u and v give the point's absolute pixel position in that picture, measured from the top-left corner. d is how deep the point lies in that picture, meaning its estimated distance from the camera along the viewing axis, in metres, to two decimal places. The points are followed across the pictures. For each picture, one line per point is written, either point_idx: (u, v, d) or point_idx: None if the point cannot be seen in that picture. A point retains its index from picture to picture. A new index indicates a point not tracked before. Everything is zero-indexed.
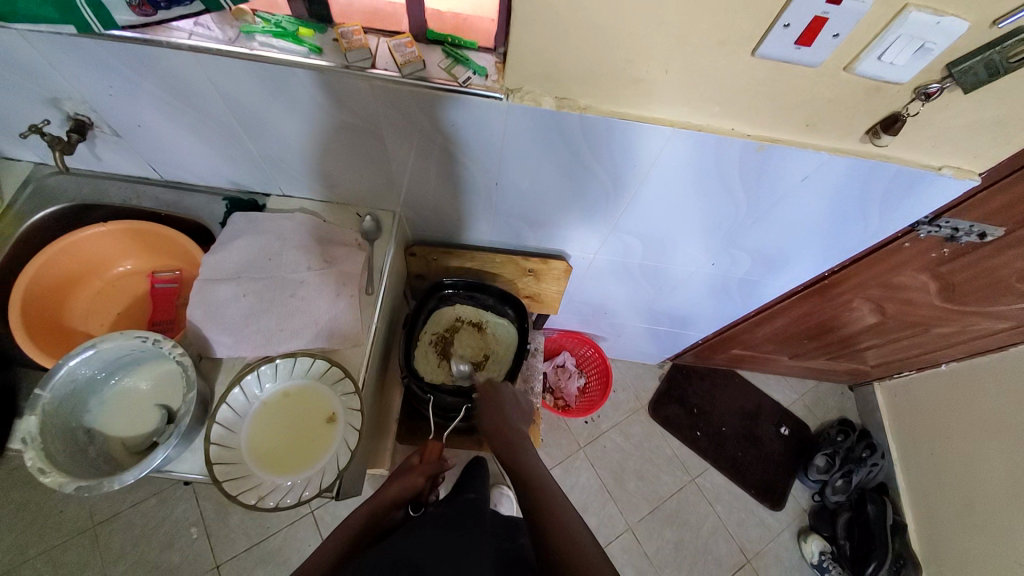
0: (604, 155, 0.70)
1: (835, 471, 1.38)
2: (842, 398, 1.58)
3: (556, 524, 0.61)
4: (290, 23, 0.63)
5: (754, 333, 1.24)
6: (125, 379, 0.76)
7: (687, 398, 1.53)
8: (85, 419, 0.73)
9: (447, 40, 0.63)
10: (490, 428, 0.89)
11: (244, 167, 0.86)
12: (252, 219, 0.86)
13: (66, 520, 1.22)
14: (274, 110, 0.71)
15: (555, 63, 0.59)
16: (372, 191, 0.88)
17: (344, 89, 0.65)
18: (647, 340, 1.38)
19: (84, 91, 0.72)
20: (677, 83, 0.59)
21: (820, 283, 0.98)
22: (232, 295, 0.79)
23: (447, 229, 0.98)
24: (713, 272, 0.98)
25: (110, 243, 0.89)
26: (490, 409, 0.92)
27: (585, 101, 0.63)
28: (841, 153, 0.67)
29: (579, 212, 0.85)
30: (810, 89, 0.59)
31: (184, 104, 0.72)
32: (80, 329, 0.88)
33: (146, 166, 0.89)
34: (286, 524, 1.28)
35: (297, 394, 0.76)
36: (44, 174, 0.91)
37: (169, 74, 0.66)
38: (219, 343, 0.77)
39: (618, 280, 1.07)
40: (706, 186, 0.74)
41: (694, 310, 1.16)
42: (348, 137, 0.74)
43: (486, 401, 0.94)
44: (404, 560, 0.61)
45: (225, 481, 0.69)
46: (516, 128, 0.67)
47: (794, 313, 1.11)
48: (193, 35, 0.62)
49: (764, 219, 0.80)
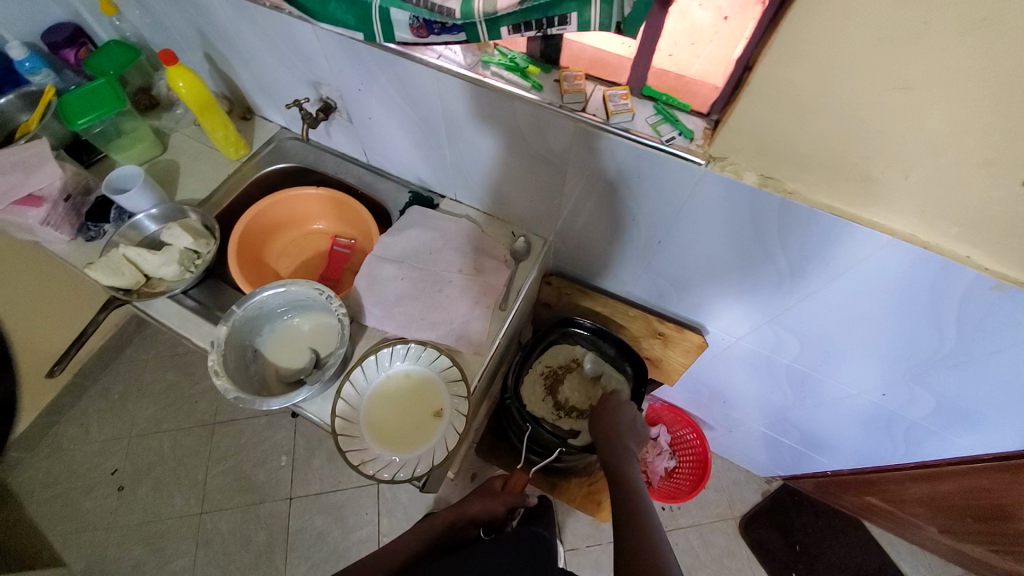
0: (793, 243, 0.65)
1: None
2: None
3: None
4: (523, 60, 0.69)
5: (905, 489, 1.03)
6: (295, 319, 0.88)
7: (792, 529, 1.32)
8: (257, 341, 0.86)
9: (661, 98, 0.64)
10: (598, 437, 0.90)
11: (433, 168, 0.96)
12: (425, 214, 0.96)
13: (199, 409, 1.45)
14: (479, 128, 0.78)
15: (769, 140, 0.56)
16: (534, 216, 0.92)
17: (549, 123, 0.70)
18: (762, 446, 1.23)
19: (340, 81, 0.87)
20: (910, 193, 0.53)
21: (1021, 466, 0.78)
22: (393, 275, 0.88)
23: (590, 269, 0.98)
24: (879, 403, 0.84)
25: (315, 204, 1.06)
26: (606, 418, 0.92)
27: (792, 185, 0.59)
28: None
29: (738, 293, 0.79)
30: None
31: (409, 107, 0.83)
32: (272, 266, 1.05)
33: (359, 149, 1.05)
34: (355, 486, 1.36)
35: (418, 379, 0.82)
36: (284, 136, 1.13)
37: (409, 81, 0.77)
38: (371, 314, 0.86)
39: (754, 373, 0.97)
40: (909, 308, 0.64)
41: (834, 435, 1.00)
42: (533, 164, 0.79)
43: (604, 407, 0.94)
44: None
45: (342, 435, 0.76)
46: (705, 194, 0.66)
47: (967, 483, 0.89)
48: (441, 56, 0.71)
49: (970, 364, 0.67)
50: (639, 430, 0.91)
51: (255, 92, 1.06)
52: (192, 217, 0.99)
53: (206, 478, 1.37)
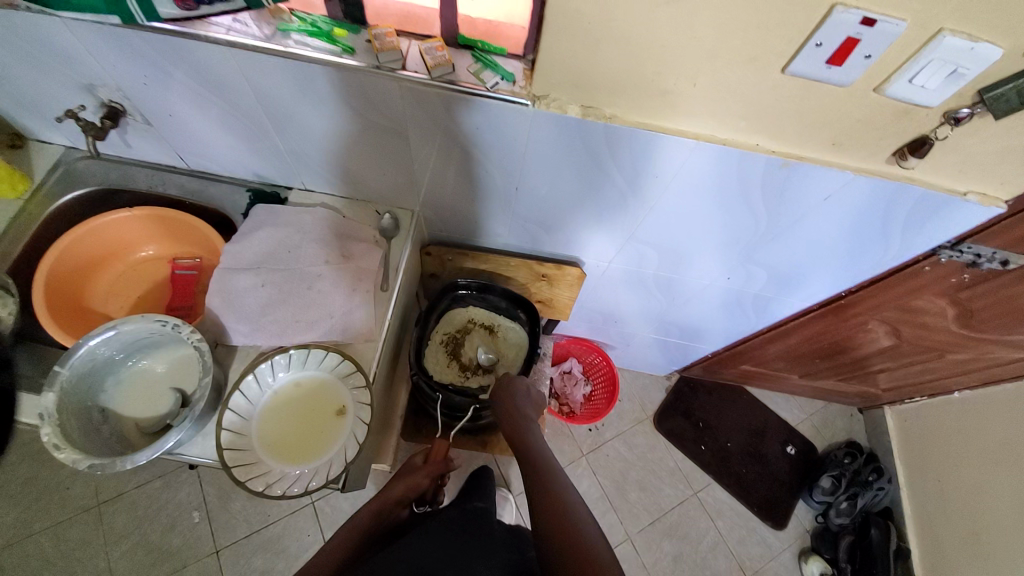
0: (626, 163, 0.70)
1: (841, 493, 1.36)
2: (851, 420, 1.56)
3: (567, 529, 0.61)
4: (325, 23, 0.64)
5: (766, 350, 1.23)
6: (143, 362, 0.77)
7: (694, 411, 1.52)
8: (101, 398, 0.74)
9: (476, 45, 0.64)
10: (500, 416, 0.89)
11: (267, 158, 0.87)
12: (273, 211, 0.88)
13: (71, 497, 1.23)
14: (301, 104, 0.72)
15: (580, 69, 0.59)
16: (391, 189, 0.89)
17: (373, 88, 0.66)
18: (656, 351, 1.38)
19: (118, 78, 0.73)
20: (706, 97, 0.59)
21: (836, 303, 0.97)
22: (252, 285, 0.80)
23: (463, 231, 0.98)
24: (728, 286, 0.98)
25: (134, 227, 0.91)
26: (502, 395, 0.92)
27: (610, 110, 0.64)
28: (866, 173, 0.66)
29: (598, 221, 0.85)
30: (838, 108, 0.58)
31: (214, 95, 0.73)
32: (100, 310, 0.90)
33: (173, 155, 0.91)
34: (286, 514, 1.28)
35: (309, 385, 0.77)
36: (74, 157, 0.93)
37: (201, 65, 0.68)
38: (236, 332, 0.78)
39: (630, 289, 1.07)
40: (728, 200, 0.74)
41: (705, 323, 1.16)
42: (372, 134, 0.75)
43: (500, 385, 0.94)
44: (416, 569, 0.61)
45: (235, 467, 0.70)
46: (541, 133, 0.68)
47: (808, 331, 1.09)
48: (230, 30, 0.63)
49: (782, 235, 0.80)
50: (535, 395, 0.94)
51: (19, 111, 0.86)
52: None
53: (109, 565, 1.19)
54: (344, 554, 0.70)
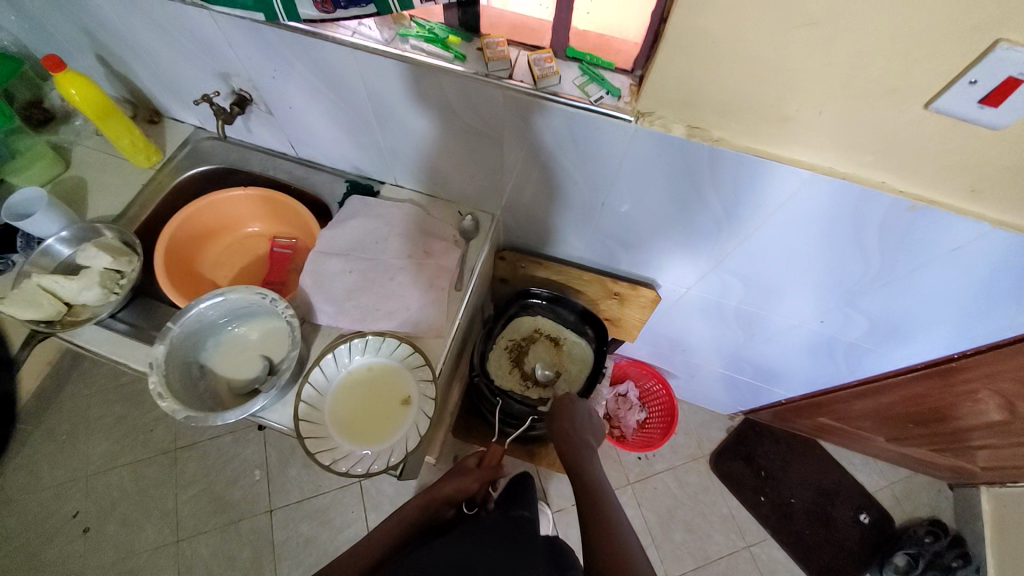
0: (726, 188, 0.67)
1: (915, 575, 1.23)
2: (940, 497, 1.38)
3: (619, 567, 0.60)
4: (441, 30, 0.67)
5: (850, 405, 1.12)
6: (240, 328, 0.85)
7: (755, 458, 1.42)
8: (201, 356, 0.81)
9: (586, 58, 0.64)
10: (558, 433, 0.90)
11: (367, 153, 0.92)
12: (366, 202, 0.93)
13: (155, 438, 1.37)
14: (407, 105, 0.75)
15: (692, 89, 0.57)
16: (477, 192, 0.91)
17: (478, 95, 0.68)
18: (721, 387, 1.30)
19: (252, 71, 0.82)
20: (826, 126, 0.56)
21: (944, 366, 0.87)
22: (340, 269, 0.85)
23: (540, 240, 0.99)
24: (818, 330, 0.90)
25: (244, 205, 1.00)
26: (562, 411, 0.93)
27: (717, 132, 0.61)
28: (1008, 226, 0.59)
29: (682, 245, 0.82)
30: (985, 151, 0.52)
31: (332, 92, 0.79)
32: (209, 276, 0.99)
33: (285, 142, 0.99)
34: (336, 487, 1.34)
35: (380, 371, 0.81)
36: (200, 137, 1.05)
37: (326, 63, 0.73)
38: (322, 312, 0.83)
39: (705, 319, 1.02)
40: (834, 237, 0.69)
41: (783, 366, 1.08)
42: (469, 137, 0.77)
43: (559, 408, 0.93)
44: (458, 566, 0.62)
45: (308, 438, 0.74)
46: (639, 151, 0.67)
47: (904, 391, 0.98)
48: (355, 33, 0.68)
49: (891, 283, 0.73)
50: (594, 425, 0.92)
51: (160, 92, 0.98)
52: (108, 235, 0.92)
53: (175, 507, 1.31)
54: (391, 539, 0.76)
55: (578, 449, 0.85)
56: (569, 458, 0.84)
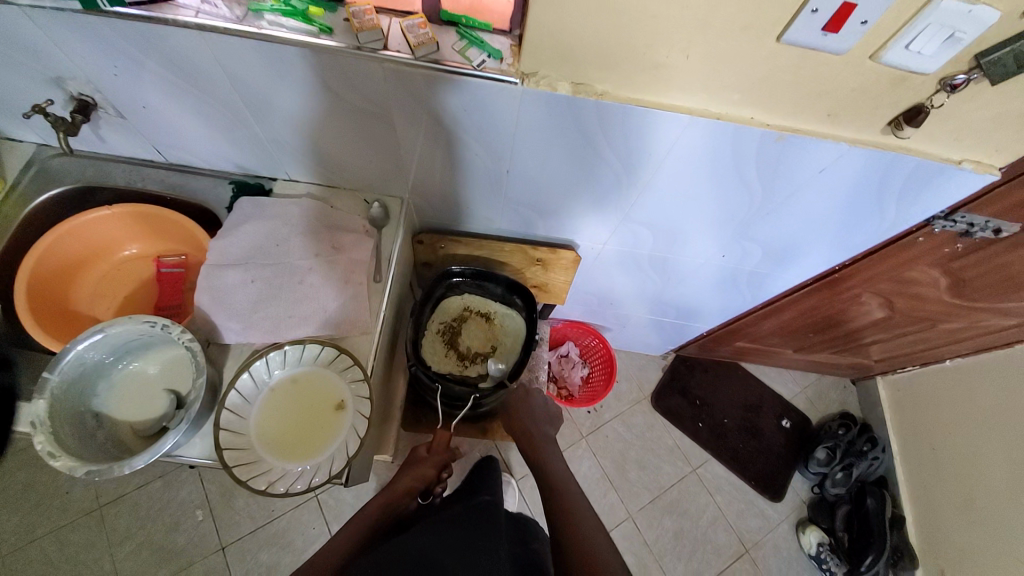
0: (619, 141, 0.69)
1: (836, 464, 1.38)
2: (844, 391, 1.59)
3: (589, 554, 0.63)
4: (300, 2, 0.61)
5: (761, 326, 1.23)
6: (134, 364, 0.76)
7: (689, 389, 1.53)
8: (94, 402, 0.73)
9: (462, 21, 0.61)
10: (520, 434, 0.96)
11: (248, 149, 0.84)
12: (258, 203, 0.85)
13: (71, 501, 1.22)
14: (280, 90, 0.69)
15: (570, 43, 0.57)
16: (379, 177, 0.86)
17: (355, 71, 0.63)
18: (652, 331, 1.38)
19: (87, 70, 0.70)
20: (698, 68, 0.58)
21: (830, 278, 0.97)
22: (240, 280, 0.79)
23: (454, 217, 0.97)
24: (724, 264, 0.97)
25: (116, 226, 0.88)
26: (520, 406, 1.00)
27: (602, 86, 0.62)
28: (862, 145, 0.65)
29: (591, 202, 0.84)
30: (834, 77, 0.57)
31: (190, 84, 0.70)
32: (87, 312, 0.88)
33: (149, 148, 0.88)
34: (291, 508, 1.28)
35: (305, 381, 0.76)
36: (47, 155, 0.90)
37: (173, 52, 0.65)
38: (228, 329, 0.76)
39: (625, 271, 1.06)
40: (723, 176, 0.73)
41: (700, 302, 1.16)
42: (356, 119, 0.73)
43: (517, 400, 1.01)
44: (431, 561, 0.61)
45: (235, 466, 0.69)
46: (531, 113, 0.66)
47: (802, 306, 1.10)
48: (199, 13, 0.60)
49: (777, 211, 0.80)
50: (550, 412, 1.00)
51: None
52: None
53: (115, 566, 1.19)
54: (355, 540, 0.71)
55: (537, 439, 0.92)
56: (530, 451, 0.91)
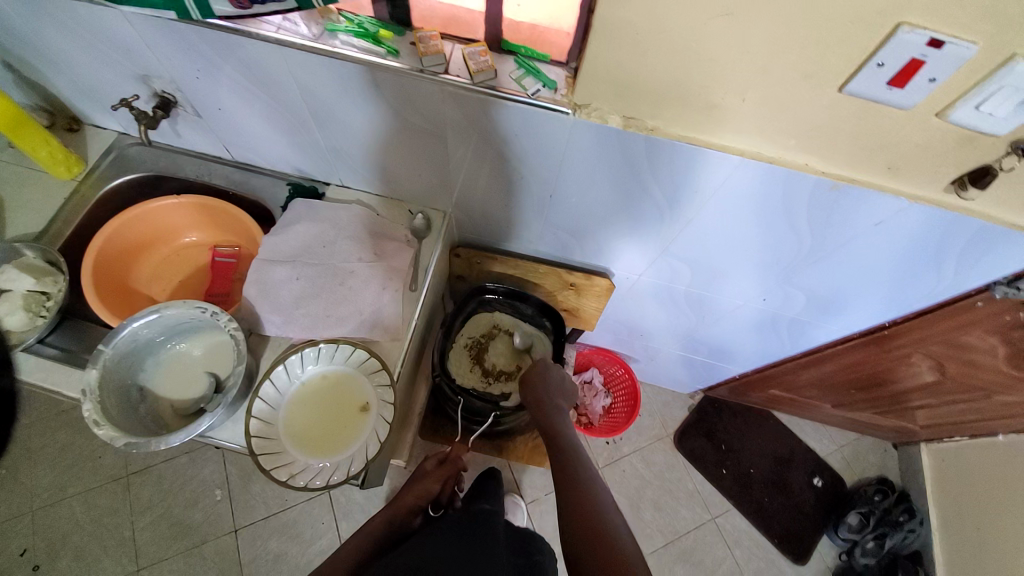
0: (665, 175, 0.69)
1: (868, 532, 1.30)
2: (884, 455, 1.49)
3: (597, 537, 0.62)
4: (372, 25, 0.65)
5: (798, 376, 1.18)
6: (180, 345, 0.81)
7: (716, 433, 1.48)
8: (140, 378, 0.77)
9: (520, 51, 0.65)
10: (530, 403, 0.93)
11: (308, 154, 0.89)
12: (311, 205, 0.90)
13: (103, 466, 1.29)
14: (344, 103, 0.73)
15: (625, 78, 0.58)
16: (426, 190, 0.89)
17: (415, 91, 0.67)
18: (681, 368, 1.35)
19: (172, 71, 0.77)
20: (751, 113, 0.58)
21: (878, 333, 0.92)
22: (286, 276, 0.82)
23: (494, 235, 0.99)
24: (762, 308, 0.95)
25: (181, 214, 0.95)
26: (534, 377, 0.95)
27: (653, 122, 0.63)
28: (922, 201, 0.63)
29: (630, 233, 0.84)
30: (895, 132, 0.56)
31: (262, 90, 0.75)
32: (144, 291, 0.94)
33: (220, 146, 0.94)
34: (303, 500, 1.30)
35: (335, 379, 0.79)
36: (125, 143, 0.98)
37: (253, 62, 0.70)
38: (269, 322, 0.80)
39: (660, 303, 1.05)
40: (770, 219, 0.72)
41: (734, 343, 1.12)
42: (412, 136, 0.76)
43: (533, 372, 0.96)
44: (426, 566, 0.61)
45: (260, 454, 0.71)
46: (579, 143, 0.68)
47: (844, 360, 1.05)
48: (280, 29, 0.65)
49: (825, 259, 0.77)
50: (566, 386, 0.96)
51: (75, 96, 0.91)
52: (29, 254, 0.84)
53: (133, 534, 1.24)
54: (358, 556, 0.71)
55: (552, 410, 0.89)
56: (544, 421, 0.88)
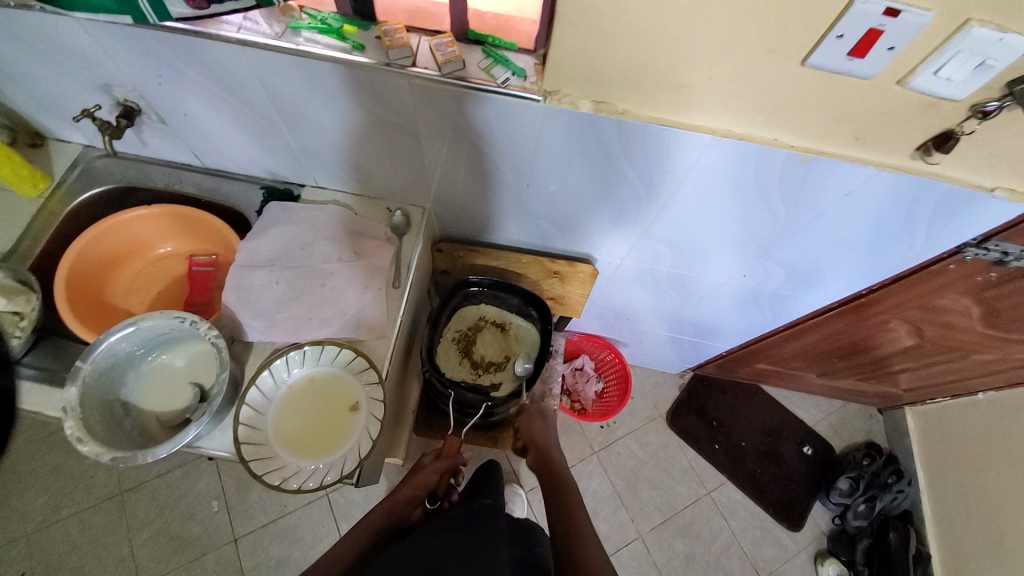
0: (639, 157, 0.69)
1: (858, 495, 1.34)
2: (870, 420, 1.53)
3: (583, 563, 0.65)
4: (335, 20, 0.64)
5: (782, 349, 1.20)
6: (161, 357, 0.80)
7: (706, 410, 1.50)
8: (122, 392, 0.76)
9: (487, 40, 0.63)
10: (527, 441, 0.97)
11: (280, 156, 0.87)
12: (287, 207, 0.88)
13: (95, 485, 1.27)
14: (312, 102, 0.72)
15: (593, 63, 0.58)
16: (404, 186, 0.88)
17: (384, 86, 0.66)
18: (669, 349, 1.36)
19: (133, 78, 0.75)
20: (718, 90, 0.58)
21: (855, 302, 0.94)
22: (265, 281, 0.81)
23: (475, 227, 0.99)
24: (743, 284, 0.96)
25: (154, 225, 0.93)
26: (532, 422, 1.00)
27: (623, 105, 0.63)
28: (889, 168, 0.64)
29: (609, 218, 0.85)
30: (859, 101, 0.56)
31: (228, 93, 0.74)
32: (122, 305, 0.92)
33: (188, 152, 0.92)
34: (302, 505, 1.30)
35: (323, 380, 0.78)
36: (92, 155, 0.95)
37: (215, 65, 0.68)
38: (251, 328, 0.79)
39: (644, 286, 1.06)
40: (744, 194, 0.72)
41: (718, 321, 1.14)
42: (383, 131, 0.75)
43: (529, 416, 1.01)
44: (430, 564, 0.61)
45: (252, 460, 0.71)
46: (551, 129, 0.67)
47: (825, 330, 1.07)
48: (241, 29, 0.64)
49: (800, 232, 0.78)
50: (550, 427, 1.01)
51: (35, 110, 0.88)
52: None
53: (132, 551, 1.22)
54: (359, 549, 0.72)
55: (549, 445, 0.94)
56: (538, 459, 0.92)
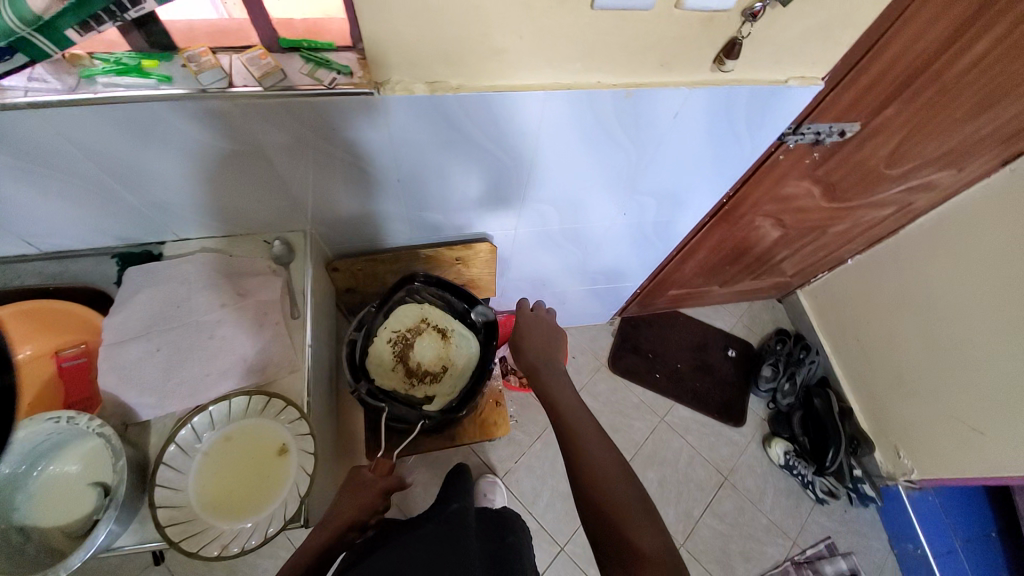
0: (489, 127, 0.72)
1: (781, 376, 1.50)
2: (774, 311, 1.72)
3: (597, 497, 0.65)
4: (132, 58, 0.59)
5: (682, 270, 1.31)
6: (50, 468, 0.71)
7: (640, 345, 1.61)
8: (15, 518, 0.68)
9: (303, 44, 0.62)
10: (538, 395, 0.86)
11: (126, 219, 0.80)
12: (147, 270, 0.81)
13: None
14: (138, 151, 0.66)
15: (410, 46, 0.59)
16: (275, 214, 0.85)
17: (207, 115, 0.62)
18: (591, 301, 1.43)
19: None
20: (531, 48, 0.62)
21: (722, 210, 1.05)
22: (145, 352, 0.75)
23: (365, 236, 0.97)
24: (627, 221, 1.03)
25: None
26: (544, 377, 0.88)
27: (455, 80, 0.65)
28: (699, 85, 0.72)
29: (487, 193, 0.87)
30: (653, 29, 0.62)
31: (36, 165, 0.66)
32: None
33: (17, 242, 0.82)
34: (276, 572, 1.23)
35: (240, 434, 0.74)
36: None
37: (10, 138, 0.61)
38: (143, 406, 0.73)
39: (546, 249, 1.10)
40: (594, 138, 0.77)
41: (622, 262, 1.22)
42: (225, 162, 0.71)
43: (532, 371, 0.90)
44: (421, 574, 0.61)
45: (182, 540, 0.66)
46: (396, 121, 0.68)
47: (710, 242, 1.18)
48: (28, 91, 0.57)
49: (652, 161, 0.86)
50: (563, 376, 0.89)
51: None
52: None
53: None
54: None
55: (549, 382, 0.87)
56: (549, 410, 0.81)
